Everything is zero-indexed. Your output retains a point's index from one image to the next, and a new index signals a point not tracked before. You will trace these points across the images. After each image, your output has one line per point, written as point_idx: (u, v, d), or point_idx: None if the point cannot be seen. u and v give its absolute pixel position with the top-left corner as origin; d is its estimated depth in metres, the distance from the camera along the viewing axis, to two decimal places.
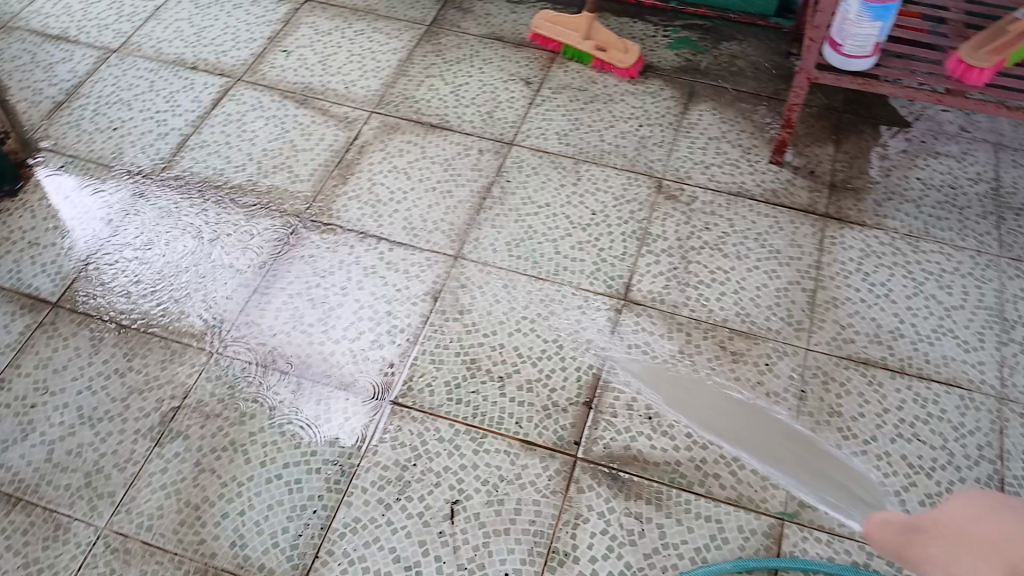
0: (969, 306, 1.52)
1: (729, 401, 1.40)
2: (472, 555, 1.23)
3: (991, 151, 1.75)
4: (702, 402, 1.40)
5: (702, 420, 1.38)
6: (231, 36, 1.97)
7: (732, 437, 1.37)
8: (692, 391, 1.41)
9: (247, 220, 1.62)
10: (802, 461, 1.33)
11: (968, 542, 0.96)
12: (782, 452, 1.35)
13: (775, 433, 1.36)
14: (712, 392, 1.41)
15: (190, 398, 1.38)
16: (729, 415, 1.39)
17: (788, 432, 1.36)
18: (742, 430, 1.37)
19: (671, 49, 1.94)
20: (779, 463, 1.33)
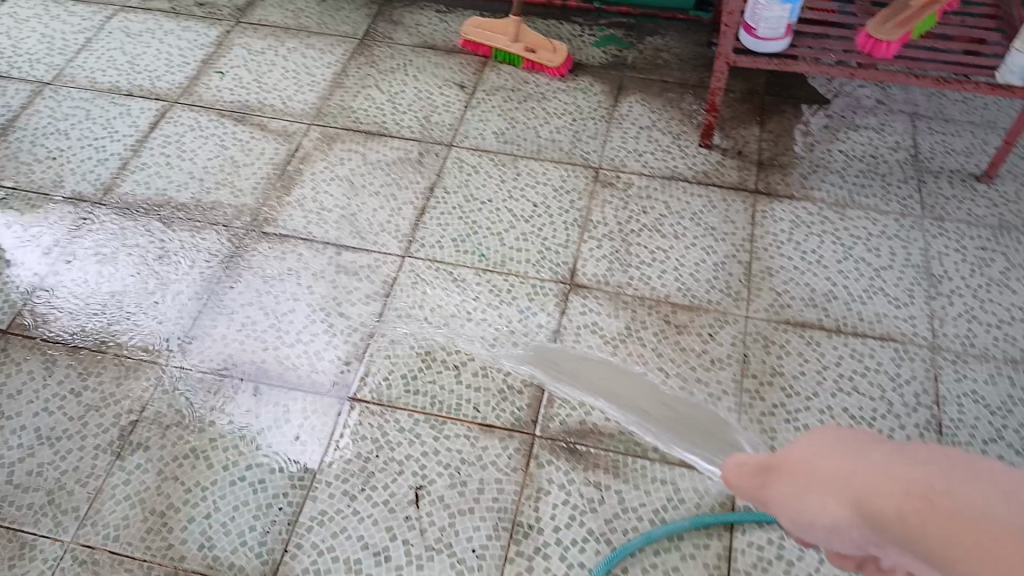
0: (897, 265, 1.60)
1: (638, 384, 1.44)
2: (439, 535, 1.26)
3: (907, 121, 1.85)
4: (617, 386, 1.44)
5: (618, 403, 1.42)
6: (164, 62, 2.00)
7: (646, 417, 1.40)
8: (603, 375, 1.45)
9: (194, 236, 1.64)
10: (712, 438, 1.37)
11: (803, 474, 0.73)
12: (692, 429, 1.38)
13: (680, 412, 1.40)
14: (627, 377, 1.45)
15: (148, 410, 1.40)
16: (644, 397, 1.42)
17: (693, 411, 1.40)
18: (649, 410, 1.41)
19: (598, 46, 2.02)
20: (691, 440, 1.37)
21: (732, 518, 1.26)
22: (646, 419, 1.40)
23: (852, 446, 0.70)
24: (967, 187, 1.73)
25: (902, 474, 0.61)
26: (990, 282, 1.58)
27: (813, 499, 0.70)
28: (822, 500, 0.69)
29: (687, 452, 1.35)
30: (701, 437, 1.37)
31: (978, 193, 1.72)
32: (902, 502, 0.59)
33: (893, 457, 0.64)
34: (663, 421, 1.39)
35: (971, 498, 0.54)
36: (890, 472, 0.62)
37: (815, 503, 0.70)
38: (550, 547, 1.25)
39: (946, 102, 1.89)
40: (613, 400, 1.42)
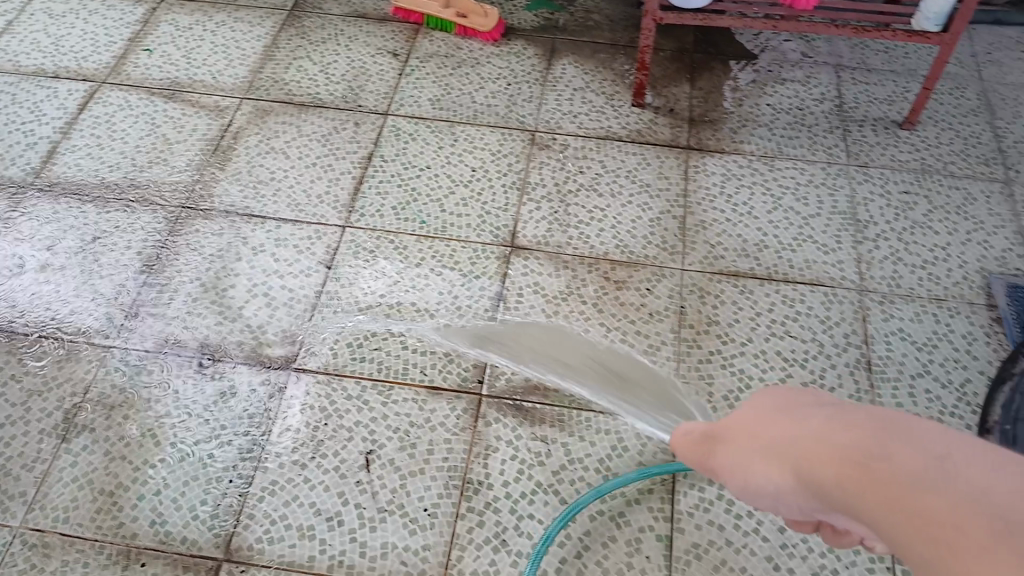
0: (825, 213, 1.65)
1: (578, 344, 1.47)
2: (391, 497, 1.28)
3: (832, 73, 1.90)
4: (549, 347, 1.46)
5: (555, 363, 1.44)
6: (90, 42, 1.93)
7: (576, 377, 1.42)
8: (544, 338, 1.47)
9: (129, 216, 1.62)
10: (648, 393, 1.41)
11: (755, 442, 0.75)
12: (621, 387, 1.42)
13: (619, 369, 1.44)
14: (559, 337, 1.47)
15: (92, 393, 1.39)
16: (575, 357, 1.45)
17: (632, 367, 1.44)
18: (589, 369, 1.44)
19: (529, 10, 2.02)
20: (619, 397, 1.40)
21: (676, 467, 1.30)
22: (576, 378, 1.42)
23: (797, 412, 0.72)
24: (890, 134, 1.79)
25: (834, 440, 0.62)
26: (914, 225, 1.64)
27: (764, 467, 0.72)
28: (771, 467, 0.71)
29: (616, 408, 1.39)
30: (629, 394, 1.41)
31: (900, 140, 1.78)
32: (834, 464, 0.61)
33: (829, 423, 0.65)
34: (593, 379, 1.42)
35: (893, 459, 0.55)
36: (826, 438, 0.63)
37: (765, 471, 0.72)
38: (500, 502, 1.28)
39: (868, 53, 1.95)
40: (543, 360, 1.44)
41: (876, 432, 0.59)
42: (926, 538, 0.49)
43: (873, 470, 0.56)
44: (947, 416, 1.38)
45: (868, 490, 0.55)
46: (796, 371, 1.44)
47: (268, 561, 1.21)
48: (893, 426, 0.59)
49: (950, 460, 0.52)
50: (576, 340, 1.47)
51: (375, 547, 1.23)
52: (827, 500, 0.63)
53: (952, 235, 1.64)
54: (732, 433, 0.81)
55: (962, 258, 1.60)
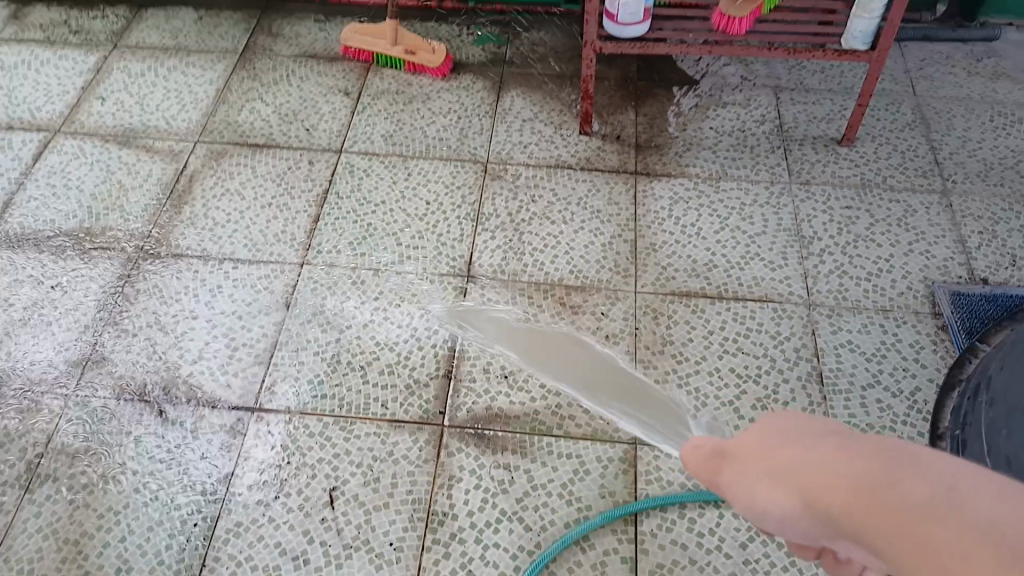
0: (771, 231, 1.70)
1: (577, 344, 1.53)
2: (356, 532, 1.29)
3: (771, 95, 1.98)
4: (564, 356, 1.51)
5: (550, 361, 1.51)
6: (43, 92, 1.92)
7: (586, 386, 1.47)
8: (545, 337, 1.54)
9: (85, 263, 1.63)
10: (637, 395, 1.46)
11: (755, 465, 0.74)
12: (629, 398, 1.46)
13: (611, 372, 1.49)
14: (573, 346, 1.52)
15: (54, 442, 1.39)
16: (587, 366, 1.50)
17: (625, 370, 1.49)
18: (582, 369, 1.49)
19: (477, 45, 2.07)
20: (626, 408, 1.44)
21: (634, 507, 1.31)
22: (587, 387, 1.47)
23: (808, 439, 0.70)
24: (830, 152, 1.85)
25: (845, 467, 0.61)
26: (857, 239, 1.70)
27: (765, 489, 0.70)
28: (773, 490, 0.69)
29: (605, 407, 1.44)
30: (636, 404, 1.45)
31: (840, 157, 1.85)
32: (844, 492, 0.59)
33: (838, 448, 0.64)
34: (603, 389, 1.47)
35: (898, 487, 0.55)
36: (836, 464, 0.62)
37: (763, 493, 0.70)
38: (466, 532, 1.30)
39: (806, 74, 2.02)
40: (558, 369, 1.49)
41: (887, 461, 0.58)
42: (924, 559, 0.50)
43: (881, 497, 0.55)
44: (897, 424, 1.43)
45: (876, 519, 0.55)
46: (750, 387, 1.47)
47: None
48: (906, 455, 0.58)
49: (957, 489, 0.52)
50: (589, 350, 1.52)
51: None
52: (836, 528, 0.61)
53: (894, 246, 1.69)
54: (730, 450, 0.79)
55: (905, 268, 1.65)
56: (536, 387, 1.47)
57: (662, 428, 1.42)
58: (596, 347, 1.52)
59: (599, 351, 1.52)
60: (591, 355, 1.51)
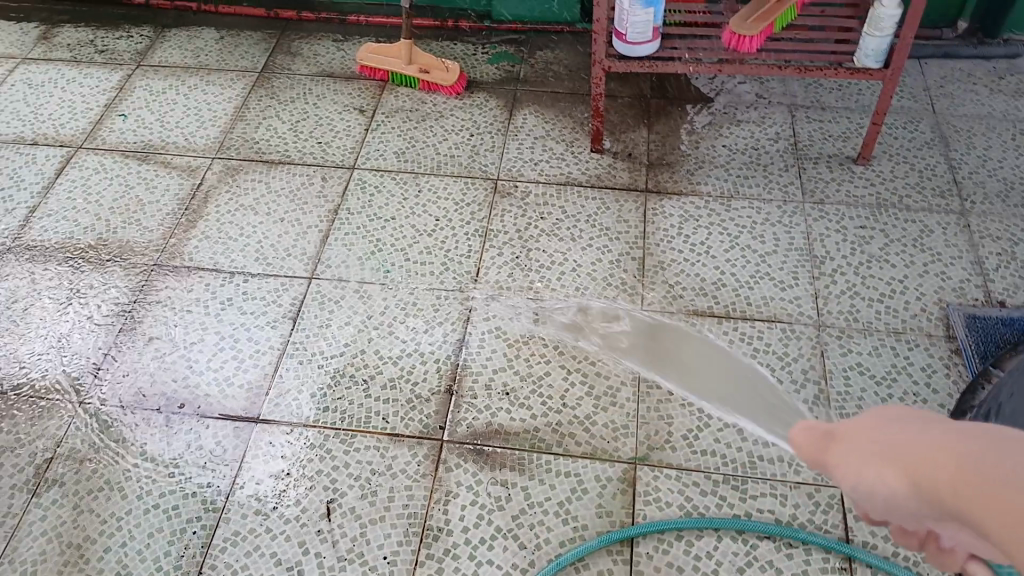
0: (781, 250, 1.68)
1: (678, 339, 1.54)
2: (351, 545, 1.29)
3: (786, 113, 1.96)
4: (671, 353, 1.53)
5: (652, 358, 1.52)
6: (67, 109, 1.99)
7: (693, 383, 1.49)
8: (643, 333, 1.55)
9: (102, 274, 1.64)
10: (742, 387, 1.48)
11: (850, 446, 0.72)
12: (738, 395, 1.47)
13: (714, 365, 1.51)
14: (682, 343, 1.54)
15: (63, 447, 1.40)
16: (696, 364, 1.51)
17: (728, 363, 1.51)
18: (685, 365, 1.51)
19: (491, 63, 2.09)
20: (735, 405, 1.45)
21: (636, 530, 1.29)
22: (695, 384, 1.48)
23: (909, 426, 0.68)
24: (845, 171, 1.83)
25: (947, 450, 0.61)
26: (870, 259, 1.66)
27: (871, 468, 0.67)
28: (882, 468, 0.66)
29: (712, 402, 1.46)
30: (745, 402, 1.46)
31: (856, 176, 1.82)
32: (952, 472, 0.59)
33: (956, 431, 0.62)
34: (711, 387, 1.48)
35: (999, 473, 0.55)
36: (950, 448, 0.60)
37: (863, 473, 0.68)
38: (460, 548, 1.29)
39: (822, 92, 2.00)
40: (664, 365, 1.51)
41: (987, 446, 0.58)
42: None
43: (984, 481, 0.56)
44: None
45: (979, 504, 0.56)
46: (754, 409, 1.45)
47: None
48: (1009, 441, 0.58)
49: None
50: (696, 347, 1.53)
51: None
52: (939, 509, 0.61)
53: (909, 266, 1.65)
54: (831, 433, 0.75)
55: (919, 289, 1.61)
56: (537, 403, 1.46)
57: (771, 426, 1.43)
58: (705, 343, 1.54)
59: (708, 348, 1.53)
60: (700, 351, 1.53)
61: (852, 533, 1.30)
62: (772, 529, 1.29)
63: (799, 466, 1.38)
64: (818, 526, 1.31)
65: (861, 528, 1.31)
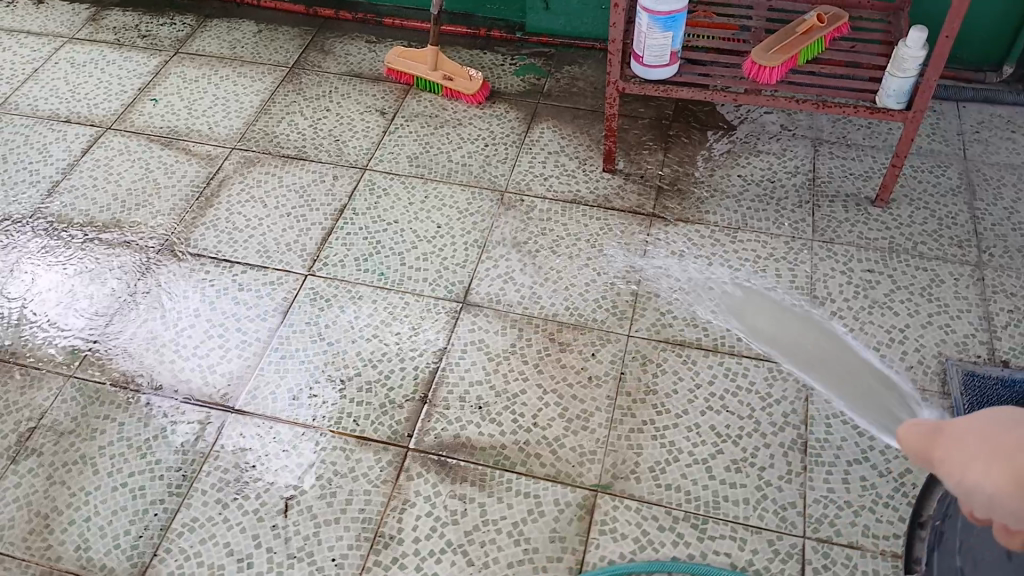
0: (782, 287, 1.64)
1: (785, 312, 1.60)
2: (302, 544, 1.32)
3: (810, 147, 1.91)
4: (787, 330, 1.57)
5: (755, 326, 1.58)
6: (103, 90, 2.08)
7: (809, 360, 1.53)
8: (750, 303, 1.62)
9: (108, 253, 1.71)
10: (841, 367, 1.52)
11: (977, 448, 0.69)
12: (848, 381, 1.50)
13: (817, 342, 1.56)
14: (803, 321, 1.59)
15: (46, 419, 1.47)
16: (804, 341, 1.56)
17: (831, 342, 1.55)
18: (786, 337, 1.56)
19: (517, 75, 2.09)
20: (832, 382, 1.50)
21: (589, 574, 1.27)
22: (806, 361, 1.53)
23: None
24: (861, 211, 1.77)
25: None
26: (873, 304, 1.61)
27: (980, 468, 0.68)
28: (994, 471, 0.67)
29: (809, 375, 1.51)
30: (859, 388, 1.49)
31: (871, 217, 1.76)
32: None
33: None
34: (826, 367, 1.52)
35: None
36: None
37: (974, 477, 0.68)
38: (408, 558, 1.30)
39: (850, 128, 1.95)
40: (781, 341, 1.56)
41: None
42: None
43: None
44: (878, 506, 1.35)
45: None
46: (727, 447, 1.42)
47: None
48: None
49: None
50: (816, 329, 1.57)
51: None
52: None
53: (912, 316, 1.59)
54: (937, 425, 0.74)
55: (919, 341, 1.55)
56: (508, 421, 1.46)
57: (885, 414, 1.46)
58: (819, 325, 1.58)
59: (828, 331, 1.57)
60: (818, 333, 1.57)
61: None
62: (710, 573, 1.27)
63: (763, 511, 1.34)
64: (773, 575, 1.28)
65: None
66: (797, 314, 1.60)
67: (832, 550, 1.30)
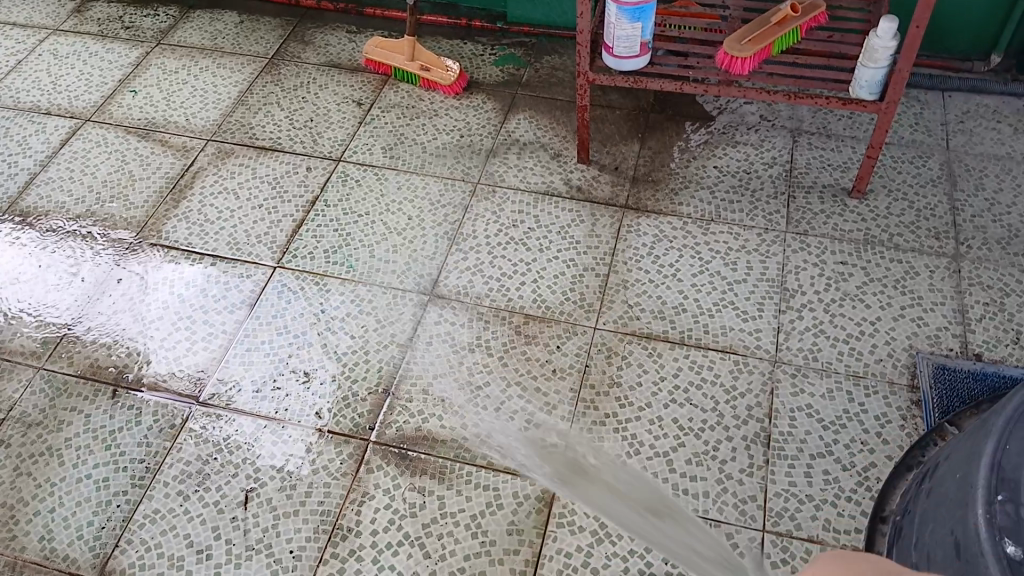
0: (752, 279, 1.63)
1: (611, 468, 1.39)
2: (261, 535, 1.33)
3: (788, 137, 1.89)
4: (619, 497, 1.35)
5: (580, 490, 1.36)
6: (84, 82, 2.09)
7: (656, 534, 1.31)
8: (570, 461, 1.40)
9: (82, 246, 1.73)
10: (681, 530, 1.32)
11: None
12: (693, 548, 1.30)
13: (647, 503, 1.35)
14: (635, 483, 1.37)
15: (15, 410, 1.49)
16: (635, 504, 1.35)
17: (663, 500, 1.35)
18: (615, 502, 1.35)
19: (496, 65, 2.08)
20: (677, 548, 1.29)
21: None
22: (641, 530, 1.31)
23: None
24: (837, 203, 1.75)
25: None
26: (844, 297, 1.59)
27: None
28: None
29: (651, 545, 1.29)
30: (707, 562, 1.28)
31: (847, 209, 1.74)
32: None
33: None
34: (665, 539, 1.30)
35: None
36: None
37: None
38: (365, 550, 1.31)
39: (830, 119, 1.92)
40: (617, 514, 1.33)
41: None
42: None
43: None
44: (840, 500, 1.33)
45: None
46: (689, 441, 1.41)
47: None
48: None
49: None
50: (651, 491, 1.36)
51: None
52: None
53: (884, 309, 1.57)
54: None
55: (890, 334, 1.53)
56: (470, 413, 1.46)
57: None
58: (646, 479, 1.37)
59: (649, 482, 1.37)
60: (653, 497, 1.35)
61: None
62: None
63: (723, 505, 1.33)
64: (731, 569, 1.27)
65: None
66: (764, 312, 1.58)
67: (792, 544, 1.29)
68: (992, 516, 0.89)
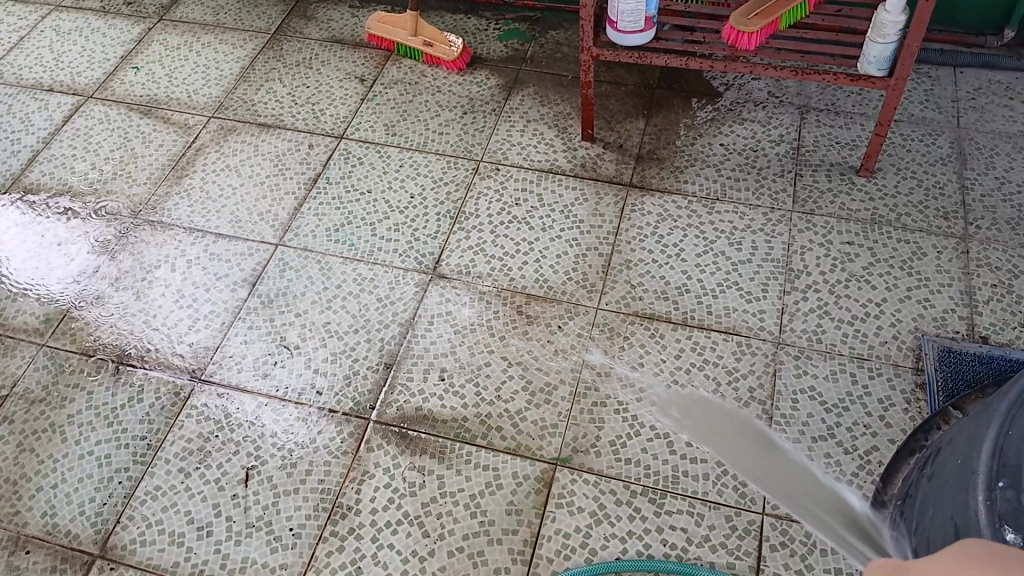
0: (757, 260, 1.61)
1: (730, 416, 1.41)
2: (261, 513, 1.33)
3: (796, 114, 1.86)
4: (733, 433, 1.39)
5: (697, 434, 1.39)
6: (86, 58, 2.08)
7: (777, 482, 1.33)
8: (691, 406, 1.42)
9: (84, 224, 1.73)
10: (800, 482, 1.33)
11: None
12: (811, 500, 1.31)
13: (768, 452, 1.36)
14: (754, 433, 1.39)
15: (18, 387, 1.50)
16: (755, 451, 1.36)
17: (784, 451, 1.36)
18: (734, 448, 1.37)
19: (500, 40, 2.06)
20: (792, 498, 1.31)
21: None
22: (760, 476, 1.34)
23: None
24: (844, 181, 1.73)
25: None
26: (850, 278, 1.57)
27: None
28: None
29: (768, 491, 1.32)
30: (814, 507, 1.30)
31: (855, 187, 1.72)
32: None
33: None
34: (770, 478, 1.33)
35: None
36: None
37: None
38: (365, 529, 1.31)
39: (840, 95, 1.89)
40: (735, 458, 1.36)
41: None
42: None
43: None
44: (841, 483, 1.32)
45: None
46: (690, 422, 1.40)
47: (137, 562, 1.29)
48: None
49: None
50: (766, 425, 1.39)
51: (236, 561, 1.29)
52: None
53: (890, 290, 1.55)
54: None
55: (896, 315, 1.52)
56: (470, 393, 1.46)
57: (849, 533, 1.27)
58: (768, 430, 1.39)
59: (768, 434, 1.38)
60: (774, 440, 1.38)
61: (765, 563, 1.25)
62: (672, 569, 1.24)
63: (723, 487, 1.33)
64: (730, 551, 1.26)
65: (775, 559, 1.25)
66: (767, 293, 1.56)
67: (792, 527, 1.28)
68: (992, 503, 0.88)
